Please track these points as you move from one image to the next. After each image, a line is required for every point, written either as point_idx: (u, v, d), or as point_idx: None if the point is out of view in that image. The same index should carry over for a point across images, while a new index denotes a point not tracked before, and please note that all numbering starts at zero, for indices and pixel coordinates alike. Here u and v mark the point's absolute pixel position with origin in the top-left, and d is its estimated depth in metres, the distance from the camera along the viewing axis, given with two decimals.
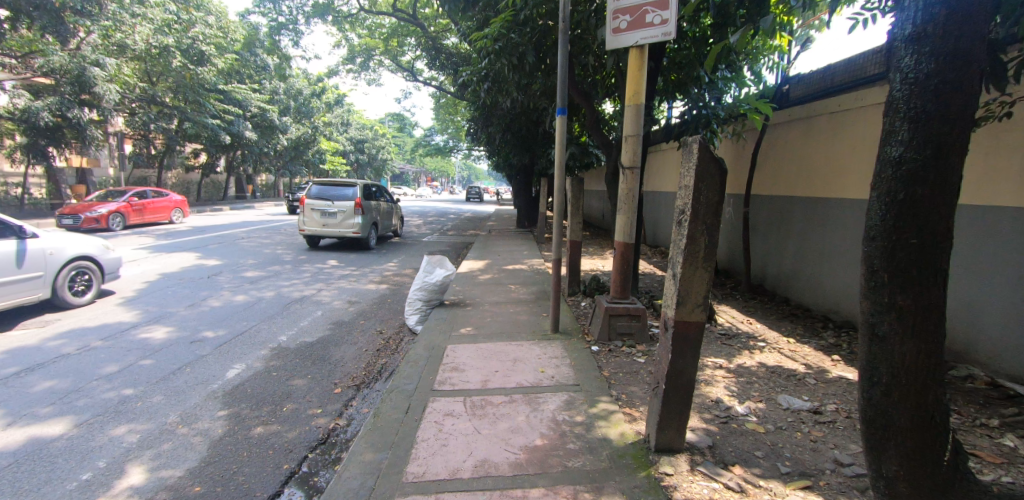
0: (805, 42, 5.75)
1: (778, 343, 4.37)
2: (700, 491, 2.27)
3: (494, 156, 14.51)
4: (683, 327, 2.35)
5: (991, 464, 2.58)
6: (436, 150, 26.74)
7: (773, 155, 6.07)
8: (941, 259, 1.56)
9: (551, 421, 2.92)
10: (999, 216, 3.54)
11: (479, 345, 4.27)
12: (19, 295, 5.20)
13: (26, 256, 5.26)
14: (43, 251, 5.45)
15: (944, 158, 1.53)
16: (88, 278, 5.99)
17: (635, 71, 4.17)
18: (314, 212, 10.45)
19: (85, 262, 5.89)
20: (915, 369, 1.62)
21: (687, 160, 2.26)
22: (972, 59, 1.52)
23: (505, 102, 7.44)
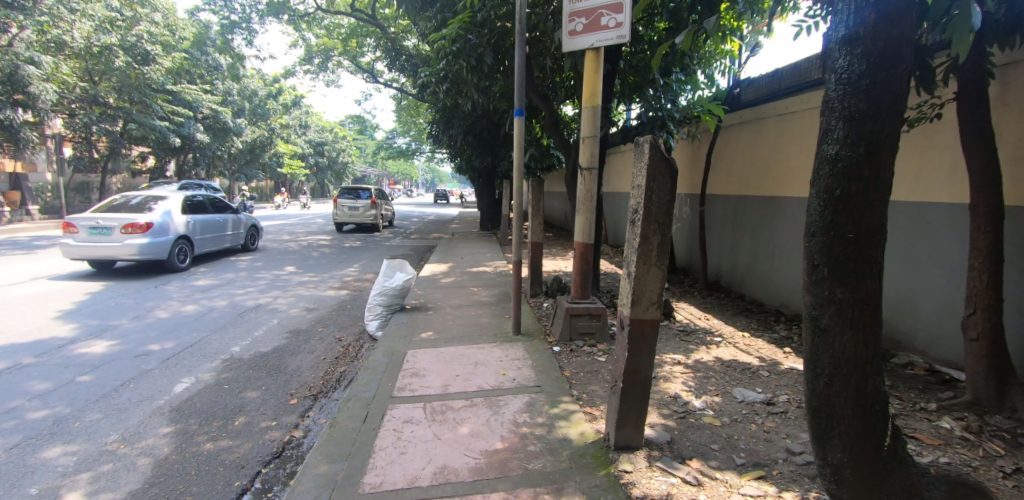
0: (754, 47, 5.98)
1: (733, 337, 4.50)
2: (658, 486, 2.28)
3: (457, 159, 14.43)
4: (639, 326, 2.38)
5: (930, 446, 2.72)
6: (398, 153, 26.49)
7: (725, 156, 6.27)
8: (876, 252, 1.63)
9: (511, 424, 2.89)
10: (932, 212, 3.76)
11: (439, 349, 4.20)
12: (238, 240, 10.22)
13: (238, 221, 10.20)
14: (241, 219, 10.37)
15: (876, 156, 1.59)
16: (255, 235, 10.98)
17: (591, 74, 4.22)
18: (345, 207, 15.10)
19: (256, 227, 11.01)
20: (855, 359, 1.68)
21: (639, 160, 2.29)
22: (900, 61, 1.59)
23: (466, 104, 7.40)
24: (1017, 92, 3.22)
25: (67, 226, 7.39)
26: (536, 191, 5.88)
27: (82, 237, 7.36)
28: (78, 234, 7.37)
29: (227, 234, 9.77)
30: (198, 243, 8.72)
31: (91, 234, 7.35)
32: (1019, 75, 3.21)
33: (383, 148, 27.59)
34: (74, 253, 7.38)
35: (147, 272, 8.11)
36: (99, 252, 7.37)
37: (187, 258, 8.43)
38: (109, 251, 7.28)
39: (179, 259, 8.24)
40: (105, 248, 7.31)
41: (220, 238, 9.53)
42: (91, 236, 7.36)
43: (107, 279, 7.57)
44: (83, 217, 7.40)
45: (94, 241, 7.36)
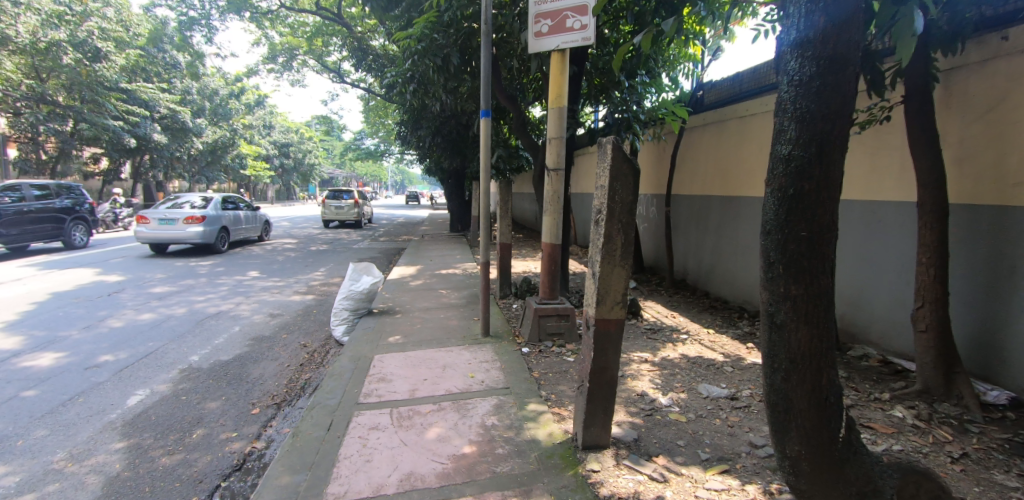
0: (716, 51, 6.14)
1: (699, 334, 4.60)
2: (625, 484, 2.30)
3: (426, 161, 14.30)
4: (604, 325, 2.39)
5: (884, 434, 2.83)
6: (366, 155, 26.14)
7: (689, 157, 6.42)
8: (828, 250, 1.68)
9: (479, 427, 2.87)
10: (884, 210, 3.92)
11: (407, 353, 4.14)
12: (257, 231, 12.70)
13: (259, 217, 12.68)
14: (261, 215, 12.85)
15: (826, 156, 1.64)
16: (268, 229, 13.43)
17: (557, 76, 4.25)
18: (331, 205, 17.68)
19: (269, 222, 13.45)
20: (809, 353, 1.73)
21: (602, 161, 2.30)
22: (848, 63, 1.64)
23: (434, 105, 7.34)
24: (961, 95, 3.37)
25: (141, 218, 9.83)
26: (504, 191, 5.88)
27: (152, 226, 9.82)
28: (149, 224, 9.84)
29: (251, 226, 12.26)
30: (233, 232, 11.30)
31: (161, 224, 9.86)
32: (963, 79, 3.36)
33: (352, 151, 27.26)
34: (146, 237, 9.80)
35: (197, 254, 10.64)
36: (166, 237, 9.87)
37: (225, 244, 10.99)
38: (176, 236, 9.82)
39: (221, 244, 10.82)
40: (171, 234, 9.79)
41: (245, 230, 12.01)
42: (160, 225, 9.85)
43: (166, 259, 9.92)
44: (155, 212, 9.96)
45: (162, 229, 9.84)
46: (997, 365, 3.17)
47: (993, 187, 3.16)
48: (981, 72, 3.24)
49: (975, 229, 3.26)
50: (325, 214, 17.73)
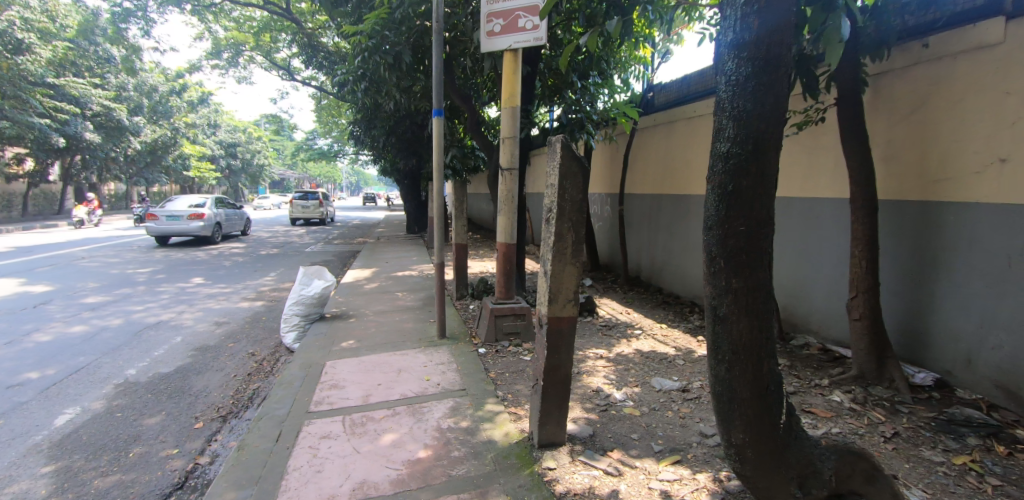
0: (664, 54, 6.32)
1: (652, 329, 4.72)
2: (581, 480, 2.31)
3: (381, 162, 14.03)
4: (557, 323, 2.40)
5: (824, 418, 2.98)
6: (319, 155, 25.40)
7: (640, 157, 6.60)
8: (766, 243, 1.74)
9: (435, 430, 2.82)
10: (820, 207, 4.14)
11: (361, 358, 4.03)
12: (240, 228, 14.81)
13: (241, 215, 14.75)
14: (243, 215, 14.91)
15: (762, 153, 1.70)
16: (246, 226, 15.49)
17: (510, 75, 4.25)
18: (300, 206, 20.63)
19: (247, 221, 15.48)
20: (750, 344, 1.79)
21: (552, 159, 2.31)
22: (781, 65, 1.70)
23: (387, 104, 7.21)
24: (886, 98, 3.59)
25: (152, 214, 11.94)
26: (459, 191, 5.85)
27: (161, 221, 11.92)
28: (158, 219, 11.93)
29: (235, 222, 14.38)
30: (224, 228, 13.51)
31: (169, 219, 12.01)
32: (890, 83, 3.58)
33: (303, 152, 26.56)
34: (156, 230, 11.94)
35: (193, 245, 12.60)
36: (173, 231, 11.92)
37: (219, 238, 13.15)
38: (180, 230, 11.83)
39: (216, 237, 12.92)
40: (178, 227, 11.94)
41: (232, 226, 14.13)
42: (168, 220, 11.99)
43: (128, 258, 10.25)
44: (162, 209, 12.04)
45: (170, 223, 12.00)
46: (923, 349, 3.40)
47: (917, 184, 3.38)
48: (906, 76, 3.46)
49: (901, 223, 3.49)
50: (292, 213, 20.24)
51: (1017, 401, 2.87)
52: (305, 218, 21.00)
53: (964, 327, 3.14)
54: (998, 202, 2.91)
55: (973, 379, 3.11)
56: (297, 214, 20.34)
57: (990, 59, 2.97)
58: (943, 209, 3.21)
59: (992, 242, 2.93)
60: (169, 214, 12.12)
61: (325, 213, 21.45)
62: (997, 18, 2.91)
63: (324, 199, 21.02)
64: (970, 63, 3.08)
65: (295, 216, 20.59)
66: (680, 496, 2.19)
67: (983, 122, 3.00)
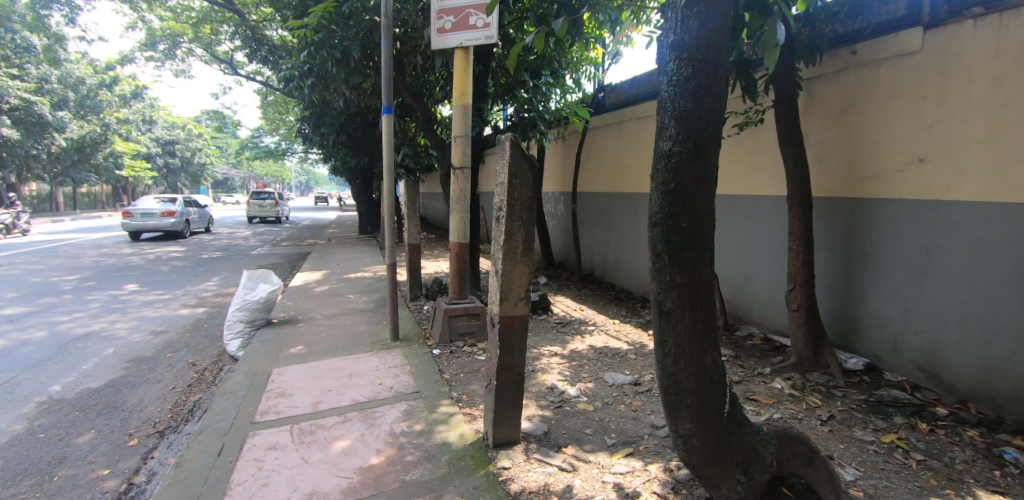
0: (615, 56, 6.44)
1: (605, 325, 4.83)
2: (536, 478, 2.32)
3: (331, 161, 13.61)
4: (509, 322, 2.40)
5: (766, 405, 3.13)
6: (265, 153, 24.42)
7: (591, 156, 6.72)
8: (707, 238, 1.80)
9: (387, 435, 2.76)
10: (761, 203, 4.34)
11: (309, 364, 3.89)
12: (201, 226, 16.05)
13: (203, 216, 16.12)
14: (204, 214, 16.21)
15: (702, 151, 1.76)
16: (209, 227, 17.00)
17: (461, 73, 4.20)
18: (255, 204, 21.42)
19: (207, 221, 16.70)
20: (695, 336, 1.85)
21: (500, 157, 2.30)
22: (719, 66, 1.76)
23: (336, 100, 7.02)
24: (818, 100, 3.81)
25: (127, 212, 13.41)
26: (411, 191, 5.76)
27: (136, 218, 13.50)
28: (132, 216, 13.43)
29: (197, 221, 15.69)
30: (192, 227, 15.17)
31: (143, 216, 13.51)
32: (822, 87, 3.78)
33: (249, 150, 25.54)
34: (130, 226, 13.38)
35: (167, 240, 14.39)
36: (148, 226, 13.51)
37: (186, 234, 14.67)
38: (156, 225, 13.55)
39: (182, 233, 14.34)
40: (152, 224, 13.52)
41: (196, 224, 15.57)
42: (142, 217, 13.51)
43: (53, 264, 9.51)
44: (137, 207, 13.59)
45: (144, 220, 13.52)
46: (854, 337, 3.64)
47: (846, 182, 3.61)
48: (836, 81, 3.67)
49: (833, 218, 3.71)
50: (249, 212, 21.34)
51: (937, 381, 3.12)
52: (260, 216, 21.75)
53: (891, 315, 3.38)
54: (918, 198, 3.14)
55: (898, 362, 3.35)
56: (252, 211, 20.77)
57: (908, 66, 3.20)
58: (870, 205, 3.44)
59: (914, 236, 3.17)
60: (142, 211, 13.59)
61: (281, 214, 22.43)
62: (917, 29, 3.13)
63: (281, 198, 21.90)
64: (892, 70, 3.30)
65: (251, 214, 21.42)
66: (632, 488, 2.23)
67: (903, 124, 3.24)
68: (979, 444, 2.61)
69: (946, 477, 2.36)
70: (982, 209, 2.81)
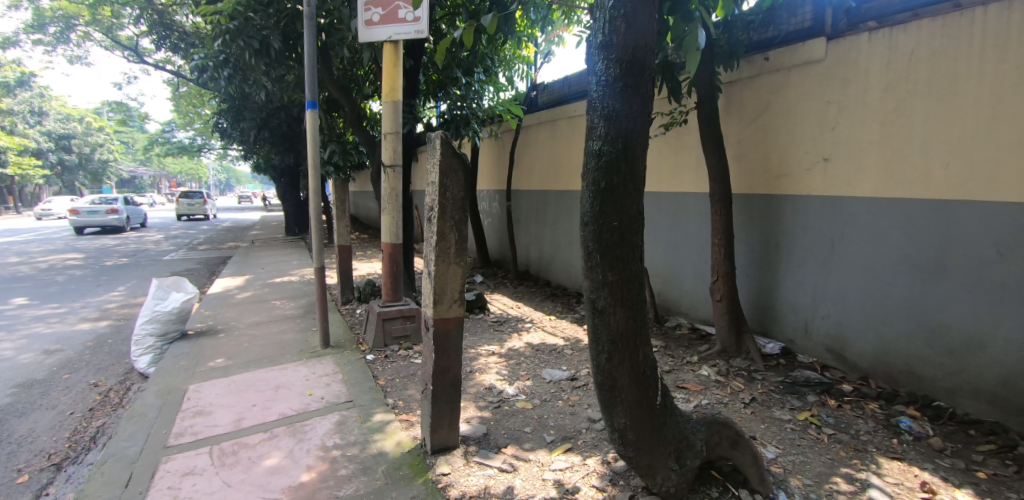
0: (546, 55, 6.52)
1: (542, 321, 4.89)
2: (476, 482, 2.29)
3: (254, 157, 12.79)
4: (444, 325, 2.35)
5: (695, 392, 3.29)
6: (179, 149, 22.71)
7: (525, 155, 6.77)
8: (636, 236, 1.84)
9: (319, 450, 2.61)
10: (686, 199, 4.54)
11: (231, 378, 3.62)
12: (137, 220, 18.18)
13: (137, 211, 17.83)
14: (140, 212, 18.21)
15: (630, 151, 1.79)
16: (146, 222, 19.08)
17: (391, 67, 4.06)
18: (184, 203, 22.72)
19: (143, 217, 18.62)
20: (627, 332, 1.89)
21: (431, 155, 2.24)
22: (646, 67, 1.79)
23: (257, 94, 6.61)
24: (736, 102, 4.03)
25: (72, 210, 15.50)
26: (341, 191, 5.55)
27: (82, 214, 15.65)
28: (79, 214, 15.61)
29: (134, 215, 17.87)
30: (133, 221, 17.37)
31: (89, 213, 15.71)
32: (739, 91, 4.01)
33: (159, 146, 23.61)
34: (78, 223, 15.63)
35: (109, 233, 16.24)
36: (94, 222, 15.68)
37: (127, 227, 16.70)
38: (104, 222, 15.78)
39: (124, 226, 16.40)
40: (99, 221, 15.69)
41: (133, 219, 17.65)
42: (88, 214, 15.71)
43: None
44: (81, 205, 15.68)
45: (90, 217, 15.72)
46: (771, 323, 3.90)
47: (762, 180, 3.85)
48: (752, 85, 3.90)
49: (751, 213, 3.96)
50: (182, 211, 22.77)
51: (843, 361, 3.42)
52: (191, 213, 22.98)
53: (802, 303, 3.65)
54: (824, 195, 3.41)
55: (809, 345, 3.63)
56: (184, 211, 22.67)
57: (815, 71, 3.45)
58: (783, 202, 3.69)
59: (822, 229, 3.44)
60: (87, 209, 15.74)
61: (212, 213, 23.88)
62: (820, 39, 3.38)
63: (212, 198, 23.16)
64: (800, 77, 3.55)
65: (183, 213, 22.71)
66: (572, 483, 2.26)
67: (810, 125, 3.49)
68: (880, 415, 2.89)
69: (853, 449, 2.58)
70: (878, 204, 3.10)
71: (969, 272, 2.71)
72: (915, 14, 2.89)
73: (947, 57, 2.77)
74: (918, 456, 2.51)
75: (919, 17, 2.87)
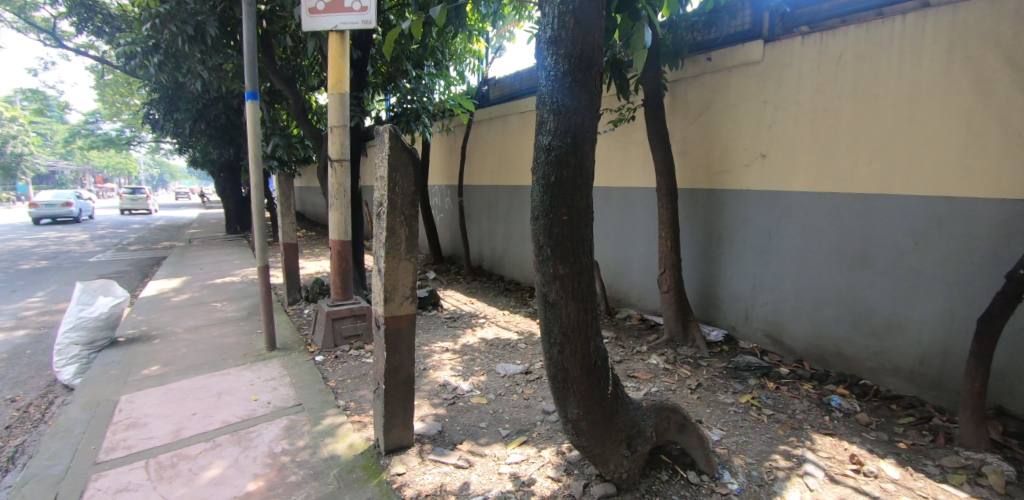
0: (497, 49, 6.50)
1: (495, 316, 4.90)
2: (431, 480, 2.26)
3: (190, 151, 12.08)
4: (395, 322, 2.31)
5: (645, 380, 3.40)
6: (104, 142, 21.19)
7: (477, 150, 6.74)
8: (585, 229, 1.87)
9: (265, 457, 2.51)
10: (635, 194, 4.66)
11: (169, 386, 3.41)
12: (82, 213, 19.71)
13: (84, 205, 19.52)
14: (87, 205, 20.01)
15: (580, 146, 1.80)
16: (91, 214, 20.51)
17: (336, 58, 3.91)
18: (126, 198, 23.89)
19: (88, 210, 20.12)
20: (577, 324, 1.91)
21: (379, 149, 2.19)
22: (594, 63, 1.82)
23: (191, 83, 6.23)
24: (680, 100, 4.16)
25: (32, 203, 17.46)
26: (285, 186, 5.30)
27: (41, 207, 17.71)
28: (38, 207, 17.63)
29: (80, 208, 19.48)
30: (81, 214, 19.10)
31: (47, 206, 17.77)
32: (683, 90, 4.12)
33: (81, 138, 21.87)
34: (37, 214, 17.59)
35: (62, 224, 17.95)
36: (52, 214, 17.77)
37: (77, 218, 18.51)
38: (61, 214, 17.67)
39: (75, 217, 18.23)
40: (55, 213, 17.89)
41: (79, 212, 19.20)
42: (46, 207, 17.77)
43: None
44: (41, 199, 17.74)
45: (47, 209, 17.80)
46: (714, 312, 4.08)
47: (704, 176, 4.00)
48: (695, 84, 4.02)
49: (695, 207, 4.10)
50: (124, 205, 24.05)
51: (780, 346, 3.62)
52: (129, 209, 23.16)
53: (743, 292, 3.84)
54: (762, 189, 3.59)
55: (749, 331, 3.82)
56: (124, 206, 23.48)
57: (752, 71, 3.61)
58: (725, 196, 3.86)
59: (760, 222, 3.63)
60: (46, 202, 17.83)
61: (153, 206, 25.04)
62: (758, 41, 3.54)
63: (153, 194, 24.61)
64: (739, 77, 3.70)
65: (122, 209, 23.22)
66: (528, 475, 2.28)
67: (748, 123, 3.66)
68: (813, 395, 3.09)
69: (790, 427, 2.74)
70: (811, 198, 3.30)
71: (890, 259, 2.94)
72: (843, 21, 3.11)
73: (869, 61, 2.97)
74: (847, 431, 2.70)
75: (847, 24, 3.07)
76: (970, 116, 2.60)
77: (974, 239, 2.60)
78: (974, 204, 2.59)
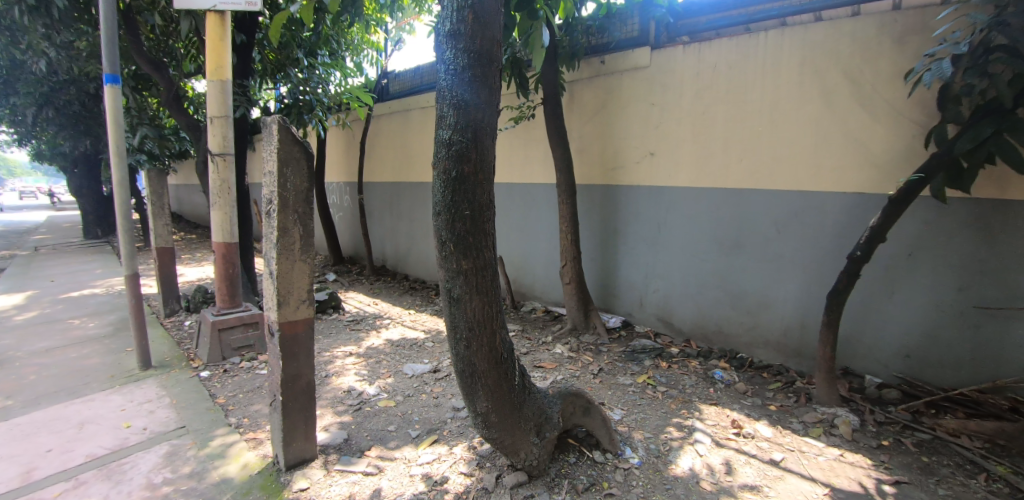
0: (396, 42, 6.31)
1: (401, 316, 4.79)
2: (338, 491, 2.17)
3: (34, 142, 10.35)
4: (290, 329, 2.16)
5: (551, 368, 3.52)
6: None
7: (377, 145, 6.51)
8: (487, 225, 1.88)
9: (142, 489, 2.24)
10: (538, 189, 4.77)
11: (15, 421, 2.90)
12: None
13: None
14: None
15: (480, 142, 1.81)
16: None
17: (215, 42, 3.55)
18: None
19: None
20: (484, 317, 1.92)
21: (267, 143, 2.03)
22: (493, 59, 1.83)
23: (33, 63, 5.31)
24: (577, 99, 4.33)
25: None
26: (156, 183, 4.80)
27: None
28: None
29: None
30: None
31: None
32: (580, 89, 4.29)
33: None
34: None
35: None
36: None
37: None
38: None
39: None
40: None
41: None
42: None
43: None
44: None
45: None
46: (613, 300, 4.32)
47: (601, 171, 4.21)
48: (591, 84, 4.21)
49: (593, 201, 4.30)
50: None
51: (670, 327, 3.93)
52: None
53: (637, 280, 4.10)
54: (652, 184, 3.85)
55: (643, 316, 4.10)
56: None
57: (641, 73, 3.85)
58: (619, 190, 4.09)
59: (651, 214, 3.90)
60: None
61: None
62: (646, 47, 3.78)
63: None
64: (629, 79, 3.93)
65: None
66: (440, 474, 2.27)
67: (639, 122, 3.90)
68: (700, 370, 3.40)
69: (682, 401, 3.00)
70: (694, 192, 3.62)
71: (760, 245, 3.32)
72: (717, 32, 3.44)
73: (739, 68, 3.31)
74: (729, 400, 3.01)
75: (721, 35, 3.42)
76: (817, 120, 3.00)
77: (824, 226, 3.02)
78: (823, 195, 3.00)
